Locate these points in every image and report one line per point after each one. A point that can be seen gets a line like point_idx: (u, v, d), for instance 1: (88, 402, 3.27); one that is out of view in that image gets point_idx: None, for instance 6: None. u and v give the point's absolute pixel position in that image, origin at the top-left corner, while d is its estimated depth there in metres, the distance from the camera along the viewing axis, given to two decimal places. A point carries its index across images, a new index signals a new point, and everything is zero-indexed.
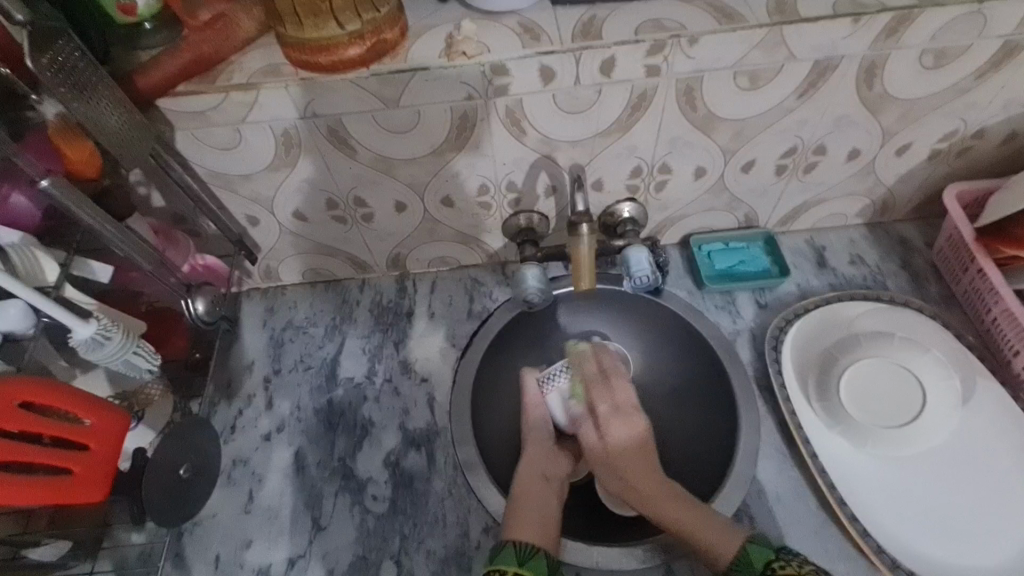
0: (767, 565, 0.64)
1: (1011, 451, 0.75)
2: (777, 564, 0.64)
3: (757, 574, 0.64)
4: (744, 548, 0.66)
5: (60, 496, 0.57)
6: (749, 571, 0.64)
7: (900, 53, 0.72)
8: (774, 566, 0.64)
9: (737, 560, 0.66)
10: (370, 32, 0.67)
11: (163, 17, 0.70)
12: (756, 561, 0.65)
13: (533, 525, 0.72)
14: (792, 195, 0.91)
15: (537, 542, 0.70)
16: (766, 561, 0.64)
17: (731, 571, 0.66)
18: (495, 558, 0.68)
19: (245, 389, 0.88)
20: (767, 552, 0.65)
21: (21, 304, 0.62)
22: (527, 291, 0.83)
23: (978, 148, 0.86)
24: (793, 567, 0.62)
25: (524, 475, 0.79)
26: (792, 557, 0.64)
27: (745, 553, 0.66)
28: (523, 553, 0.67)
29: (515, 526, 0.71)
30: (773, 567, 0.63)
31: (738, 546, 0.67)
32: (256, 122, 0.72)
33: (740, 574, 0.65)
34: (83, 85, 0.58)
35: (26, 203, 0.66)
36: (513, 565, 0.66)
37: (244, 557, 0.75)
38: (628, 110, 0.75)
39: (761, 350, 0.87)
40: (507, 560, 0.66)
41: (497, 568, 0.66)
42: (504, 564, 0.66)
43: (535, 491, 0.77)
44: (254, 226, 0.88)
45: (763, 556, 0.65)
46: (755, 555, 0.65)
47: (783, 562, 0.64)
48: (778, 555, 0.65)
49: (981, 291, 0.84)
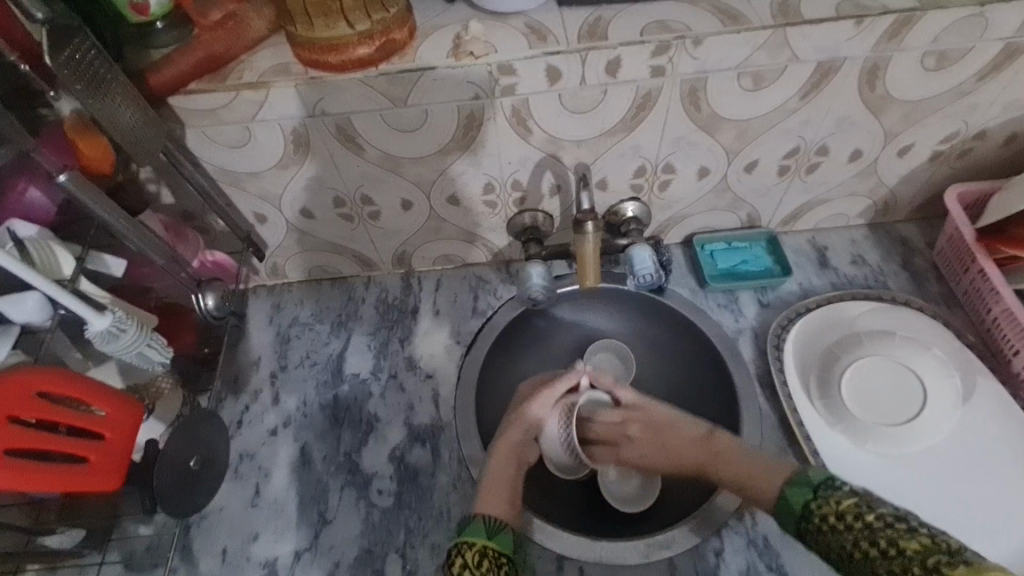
0: (807, 506, 0.60)
1: (1011, 449, 0.76)
2: (816, 504, 0.59)
3: (798, 517, 0.60)
4: (784, 492, 0.62)
5: (77, 483, 0.58)
6: (792, 516, 0.61)
7: (903, 54, 0.73)
8: (812, 506, 0.59)
9: (780, 501, 0.62)
10: (379, 32, 0.68)
11: (174, 17, 0.71)
12: (794, 505, 0.61)
13: (504, 500, 0.70)
14: (795, 195, 0.92)
15: (506, 518, 0.68)
16: (804, 501, 0.60)
17: (779, 514, 0.63)
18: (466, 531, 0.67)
19: (252, 383, 0.89)
20: (804, 493, 0.60)
21: (39, 296, 0.63)
22: (532, 289, 0.86)
23: (980, 149, 0.87)
24: (831, 505, 0.58)
25: (503, 460, 0.76)
26: (832, 493, 0.59)
27: (783, 495, 0.62)
28: (493, 526, 0.67)
29: (487, 497, 0.70)
30: (811, 509, 0.59)
31: (778, 491, 0.63)
32: (266, 120, 0.73)
33: (785, 517, 0.62)
34: (98, 82, 0.59)
35: (42, 199, 0.67)
36: (482, 537, 0.65)
37: (251, 550, 0.76)
38: (633, 110, 0.76)
39: (763, 348, 0.88)
40: (477, 531, 0.66)
41: (465, 539, 0.65)
42: (474, 535, 0.66)
43: (510, 473, 0.74)
44: (262, 223, 0.89)
45: (801, 497, 0.61)
46: (792, 497, 0.61)
47: (821, 500, 0.59)
48: (817, 493, 0.60)
49: (982, 290, 0.85)
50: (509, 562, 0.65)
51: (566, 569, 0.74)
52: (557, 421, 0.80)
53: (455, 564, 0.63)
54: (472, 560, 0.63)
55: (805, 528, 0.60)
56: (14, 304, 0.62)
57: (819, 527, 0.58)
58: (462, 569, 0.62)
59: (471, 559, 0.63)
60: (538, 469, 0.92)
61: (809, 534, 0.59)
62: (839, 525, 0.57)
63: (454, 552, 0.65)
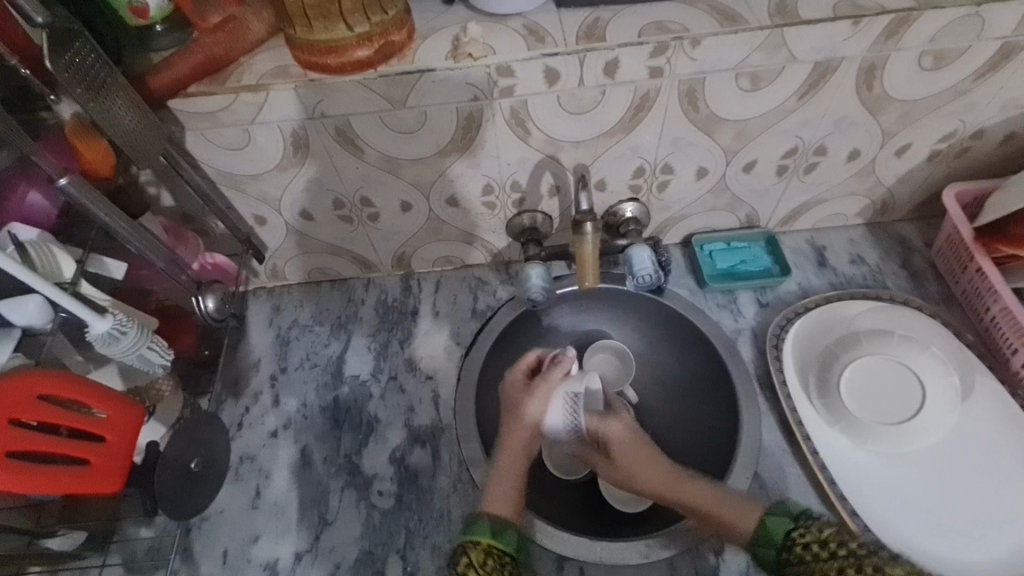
0: (787, 535, 0.65)
1: (1010, 446, 0.76)
2: (797, 533, 0.64)
3: (778, 547, 0.65)
4: (763, 521, 0.67)
5: (78, 485, 0.58)
6: (772, 546, 0.65)
7: (900, 54, 0.73)
8: (793, 536, 0.64)
9: (759, 533, 0.67)
10: (378, 33, 0.68)
11: (174, 19, 0.71)
12: (775, 533, 0.66)
13: (508, 499, 0.73)
14: (793, 195, 0.92)
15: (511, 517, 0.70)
16: (786, 531, 0.65)
17: (756, 546, 0.67)
18: (470, 530, 0.68)
19: (253, 386, 0.89)
20: (785, 522, 0.66)
21: (40, 299, 0.63)
22: (531, 290, 0.86)
23: (978, 148, 0.87)
24: (813, 533, 0.63)
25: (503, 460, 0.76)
26: (811, 522, 0.65)
27: (763, 524, 0.67)
28: (498, 525, 0.68)
29: (494, 496, 0.73)
30: (792, 538, 0.64)
31: (757, 522, 0.68)
32: (265, 122, 0.73)
33: (763, 549, 0.66)
34: (99, 86, 0.59)
35: (42, 202, 0.68)
36: (487, 535, 0.66)
37: (252, 552, 0.76)
38: (632, 111, 0.76)
39: (762, 348, 0.88)
40: (483, 530, 0.67)
41: (471, 538, 0.66)
42: (479, 535, 0.67)
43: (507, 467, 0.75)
44: (261, 225, 0.89)
45: (781, 527, 0.66)
46: (772, 526, 0.66)
47: (802, 530, 0.64)
48: (798, 523, 0.65)
49: (980, 289, 0.85)
50: (513, 562, 0.66)
51: (566, 570, 0.74)
52: (565, 404, 0.87)
53: (460, 562, 0.64)
54: (477, 559, 0.64)
55: (785, 558, 0.65)
56: (16, 307, 0.62)
57: (799, 557, 0.63)
58: (467, 567, 0.63)
59: (476, 558, 0.64)
60: (539, 470, 0.92)
61: (790, 564, 0.64)
62: (822, 552, 0.62)
63: (460, 550, 0.66)
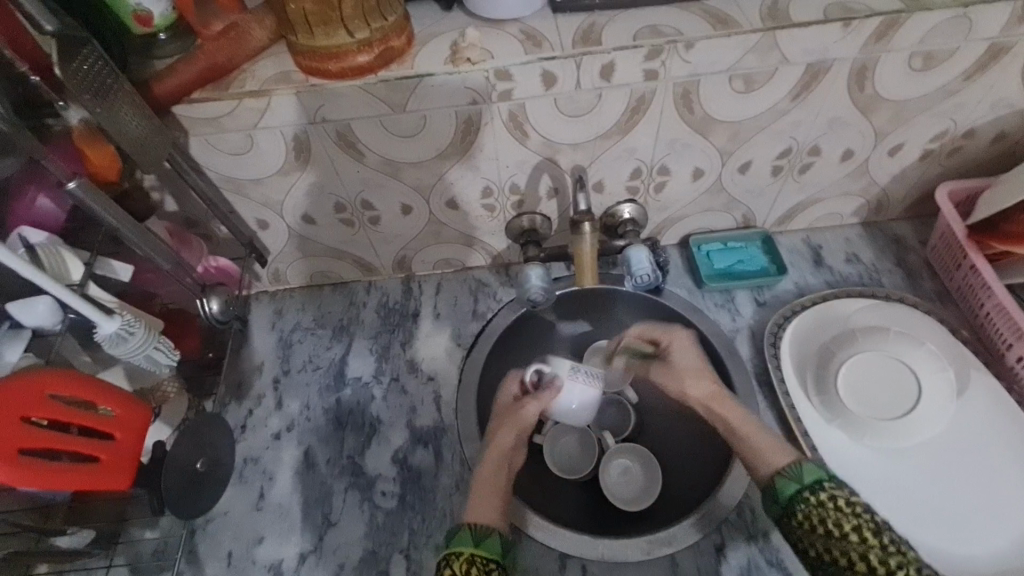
0: (818, 481, 0.66)
1: (1006, 440, 0.77)
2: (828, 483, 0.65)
3: (803, 485, 0.66)
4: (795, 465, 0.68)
5: (88, 482, 0.59)
6: (796, 483, 0.66)
7: (890, 56, 0.75)
8: (824, 484, 0.65)
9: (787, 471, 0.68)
10: (378, 40, 0.70)
11: (177, 28, 0.73)
12: (806, 476, 0.66)
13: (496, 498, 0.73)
14: (789, 195, 0.93)
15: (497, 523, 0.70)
16: (818, 478, 0.66)
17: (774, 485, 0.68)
18: (453, 540, 0.69)
19: (256, 389, 0.90)
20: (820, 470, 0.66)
21: (49, 300, 0.65)
22: (531, 291, 0.87)
23: (969, 147, 0.88)
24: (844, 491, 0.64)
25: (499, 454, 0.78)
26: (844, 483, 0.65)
27: (797, 467, 0.68)
28: (481, 534, 0.68)
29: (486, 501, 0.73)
30: (822, 485, 0.65)
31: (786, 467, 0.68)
32: (268, 127, 0.74)
33: (788, 485, 0.67)
34: (105, 92, 0.61)
35: (51, 206, 0.69)
36: (469, 545, 0.67)
37: (256, 553, 0.77)
38: (627, 114, 0.78)
39: (760, 347, 0.89)
40: (465, 541, 0.68)
41: (453, 550, 0.67)
42: (461, 545, 0.67)
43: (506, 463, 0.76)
44: (264, 230, 0.90)
45: (814, 473, 0.66)
46: (806, 470, 0.67)
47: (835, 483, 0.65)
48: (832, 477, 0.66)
49: (974, 285, 0.86)
50: (497, 568, 0.67)
51: (569, 568, 0.75)
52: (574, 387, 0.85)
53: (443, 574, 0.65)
54: (459, 569, 0.65)
55: (805, 496, 0.65)
56: (25, 308, 0.65)
57: (819, 501, 0.64)
58: None
59: (459, 568, 0.65)
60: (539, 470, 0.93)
61: (807, 502, 0.64)
62: (846, 506, 0.63)
63: (443, 563, 0.67)
